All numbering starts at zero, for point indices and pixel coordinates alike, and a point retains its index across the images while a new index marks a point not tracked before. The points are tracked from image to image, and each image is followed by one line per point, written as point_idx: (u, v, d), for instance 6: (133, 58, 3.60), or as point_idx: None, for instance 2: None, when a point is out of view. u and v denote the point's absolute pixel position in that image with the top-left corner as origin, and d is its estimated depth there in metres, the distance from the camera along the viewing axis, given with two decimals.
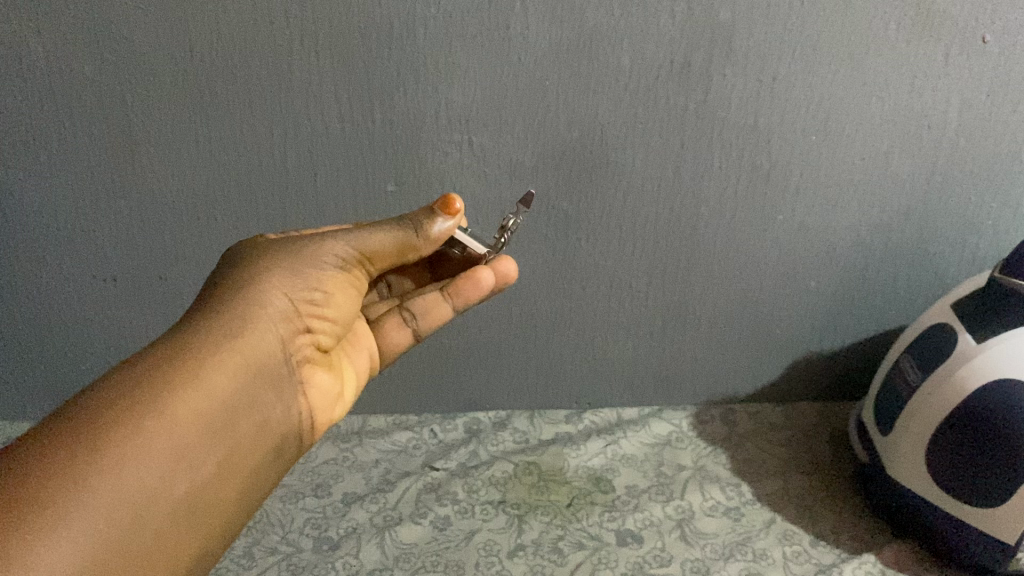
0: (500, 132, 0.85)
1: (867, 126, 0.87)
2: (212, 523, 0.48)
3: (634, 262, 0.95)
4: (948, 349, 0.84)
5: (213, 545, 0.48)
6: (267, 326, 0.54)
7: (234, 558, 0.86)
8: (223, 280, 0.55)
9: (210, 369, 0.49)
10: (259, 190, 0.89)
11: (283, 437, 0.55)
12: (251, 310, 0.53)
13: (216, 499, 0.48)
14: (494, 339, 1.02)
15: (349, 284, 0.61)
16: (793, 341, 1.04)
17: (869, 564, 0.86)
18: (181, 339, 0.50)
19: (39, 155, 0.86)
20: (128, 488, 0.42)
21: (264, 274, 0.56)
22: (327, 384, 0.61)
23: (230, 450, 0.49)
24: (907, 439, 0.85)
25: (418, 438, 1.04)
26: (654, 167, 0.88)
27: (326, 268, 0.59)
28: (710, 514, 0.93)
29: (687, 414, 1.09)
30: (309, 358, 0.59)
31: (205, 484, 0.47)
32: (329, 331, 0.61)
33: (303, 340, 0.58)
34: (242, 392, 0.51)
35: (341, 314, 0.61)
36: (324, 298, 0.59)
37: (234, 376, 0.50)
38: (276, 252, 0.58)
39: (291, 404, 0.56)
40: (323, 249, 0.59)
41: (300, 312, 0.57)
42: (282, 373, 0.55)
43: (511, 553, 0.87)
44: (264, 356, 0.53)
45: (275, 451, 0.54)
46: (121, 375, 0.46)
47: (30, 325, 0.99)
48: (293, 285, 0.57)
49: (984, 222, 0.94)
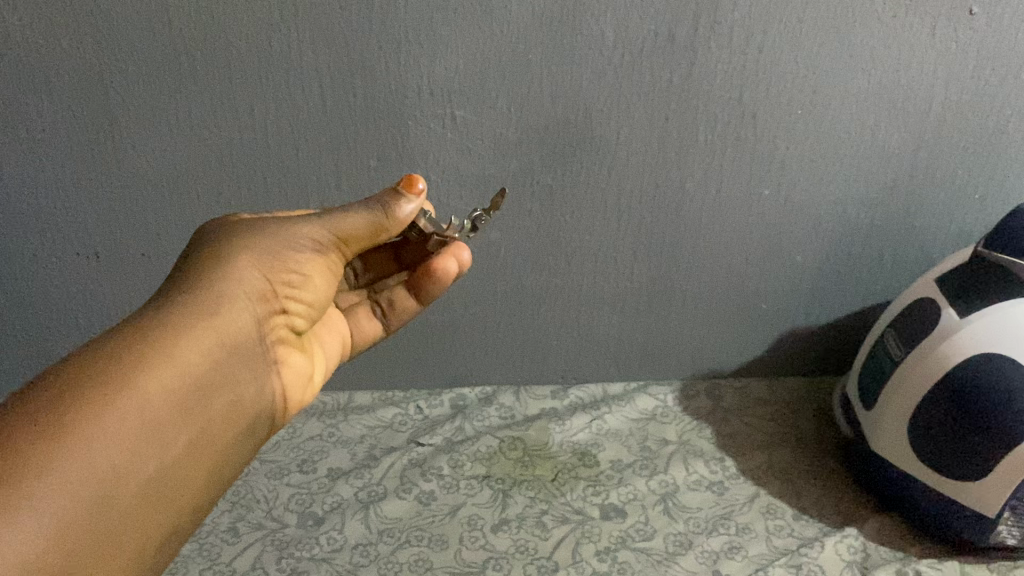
0: (484, 105, 0.85)
1: (854, 100, 0.86)
2: (184, 501, 0.48)
3: (618, 236, 0.95)
4: (931, 323, 0.84)
5: (185, 525, 0.48)
6: (242, 306, 0.54)
7: (218, 533, 0.86)
8: (197, 258, 0.54)
9: (183, 347, 0.49)
10: (240, 165, 0.88)
11: (256, 415, 0.55)
12: (224, 288, 0.53)
13: (188, 478, 0.48)
14: (480, 314, 1.01)
15: (328, 266, 0.61)
16: (780, 315, 1.04)
17: (851, 537, 0.87)
18: (155, 315, 0.49)
19: (18, 132, 0.85)
20: (100, 465, 0.42)
21: (239, 252, 0.55)
22: (299, 363, 0.61)
23: (203, 428, 0.49)
24: (890, 414, 0.85)
25: (403, 414, 1.04)
26: (638, 141, 0.88)
27: (304, 250, 0.58)
28: (694, 489, 0.93)
29: (673, 389, 1.09)
30: (282, 339, 0.59)
31: (176, 462, 0.47)
32: (305, 314, 0.61)
33: (277, 320, 0.58)
34: (216, 371, 0.50)
35: (316, 296, 0.61)
36: (300, 280, 0.58)
37: (209, 354, 0.50)
38: (251, 231, 0.57)
39: (265, 382, 0.56)
40: (300, 230, 0.58)
41: (274, 291, 0.56)
42: (255, 352, 0.55)
43: (496, 527, 0.87)
44: (237, 334, 0.53)
45: (249, 430, 0.54)
46: (93, 351, 0.46)
47: (13, 302, 0.99)
48: (267, 265, 0.56)
49: (972, 196, 0.94)
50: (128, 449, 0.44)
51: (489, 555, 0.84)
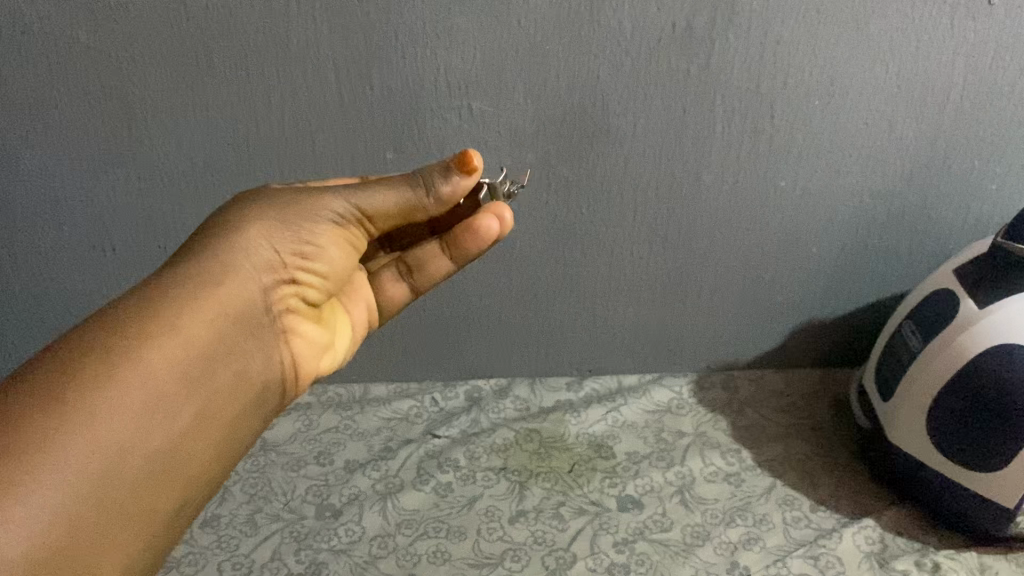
0: (501, 97, 0.84)
1: (871, 91, 0.86)
2: (193, 473, 0.47)
3: (634, 228, 0.95)
4: (949, 314, 0.84)
5: (195, 499, 0.48)
6: (248, 277, 0.53)
7: (237, 525, 0.87)
8: (206, 229, 0.54)
9: (188, 318, 0.48)
10: (257, 158, 0.88)
11: (266, 386, 0.54)
12: (231, 258, 0.52)
13: (196, 451, 0.47)
14: (495, 306, 1.01)
15: (344, 238, 0.60)
16: (795, 307, 1.04)
17: (869, 528, 0.87)
18: (158, 286, 0.49)
19: (35, 124, 0.85)
20: (103, 439, 0.42)
21: (250, 222, 0.55)
22: (313, 334, 0.60)
23: (210, 400, 0.48)
24: (908, 406, 0.85)
25: (419, 406, 1.04)
26: (655, 132, 0.88)
27: (322, 222, 0.58)
28: (710, 480, 0.93)
29: (688, 381, 1.09)
30: (295, 309, 0.58)
31: (184, 433, 0.46)
32: (319, 286, 0.60)
33: (289, 291, 0.57)
34: (221, 342, 0.50)
35: (331, 268, 0.60)
36: (315, 251, 0.58)
37: (212, 325, 0.49)
38: (262, 203, 0.56)
39: (274, 353, 0.55)
40: (319, 203, 0.58)
41: (285, 262, 0.56)
42: (264, 323, 0.54)
43: (513, 518, 0.88)
44: (244, 304, 0.52)
45: (259, 400, 0.53)
46: (98, 325, 0.45)
47: (30, 294, 0.99)
48: (280, 235, 0.55)
49: (990, 186, 0.94)
50: (130, 422, 0.43)
51: (506, 546, 0.84)
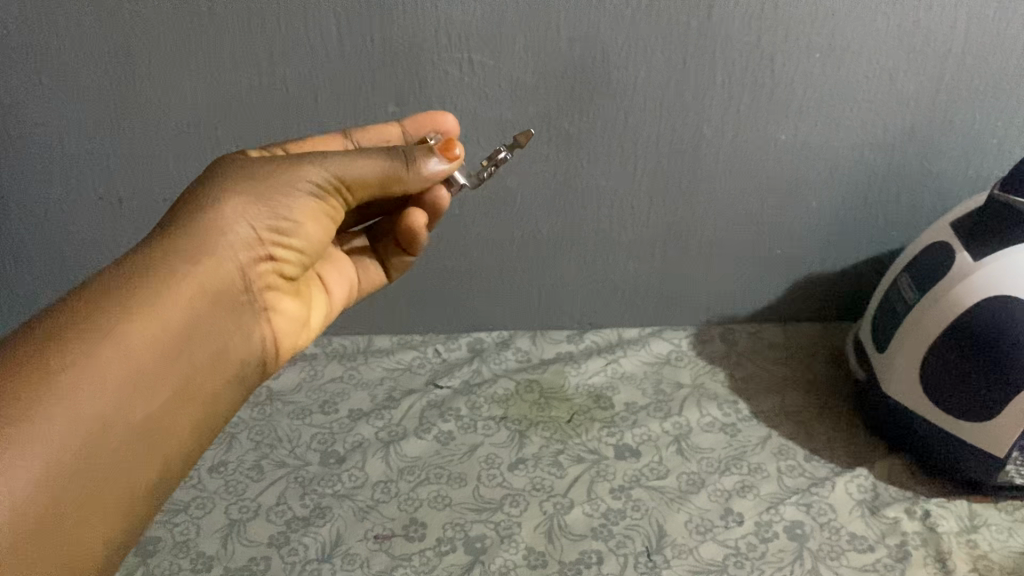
0: (501, 49, 0.85)
1: (872, 44, 0.86)
2: (171, 447, 0.50)
3: (635, 180, 0.96)
4: (945, 266, 0.85)
5: (175, 470, 0.50)
6: (228, 254, 0.54)
7: (243, 470, 0.89)
8: (186, 205, 0.55)
9: (164, 294, 0.50)
10: (260, 110, 0.89)
11: (242, 363, 0.56)
12: (208, 237, 0.53)
13: (176, 423, 0.50)
14: (497, 258, 1.02)
15: (323, 212, 0.59)
16: (795, 261, 1.04)
17: (861, 477, 0.88)
18: (137, 261, 0.51)
19: (40, 75, 0.86)
20: (84, 413, 0.44)
21: (226, 198, 0.55)
22: (290, 310, 0.61)
23: (187, 376, 0.51)
24: (902, 357, 0.87)
25: (422, 357, 1.06)
26: (655, 85, 0.88)
27: (299, 194, 0.57)
28: (707, 430, 0.95)
29: (687, 333, 1.10)
30: (274, 285, 0.59)
31: (162, 408, 0.49)
32: (295, 260, 0.60)
33: (268, 267, 0.58)
34: (197, 321, 0.52)
35: (308, 243, 0.59)
36: (292, 226, 0.57)
37: (189, 304, 0.51)
38: (241, 178, 0.56)
39: (252, 330, 0.57)
40: (298, 175, 0.57)
41: (262, 238, 0.56)
42: (242, 301, 0.56)
43: (513, 465, 0.90)
44: (223, 282, 0.54)
45: (237, 376, 0.55)
46: (79, 300, 0.48)
47: (38, 245, 1.00)
48: (259, 211, 0.55)
49: (991, 140, 0.94)
50: (110, 396, 0.46)
51: (505, 492, 0.87)
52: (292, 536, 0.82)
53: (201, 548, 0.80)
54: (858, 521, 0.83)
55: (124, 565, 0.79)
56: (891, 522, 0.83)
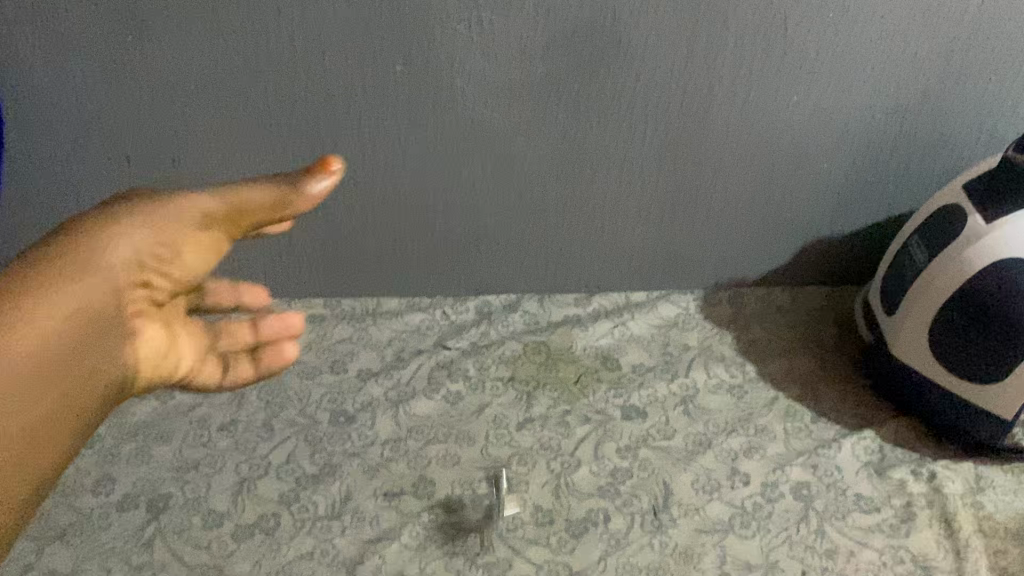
0: (511, 8, 0.84)
1: (887, 3, 0.85)
2: (41, 457, 0.50)
3: (644, 142, 0.95)
4: (954, 228, 0.84)
5: (45, 485, 0.51)
6: (109, 277, 0.53)
7: (253, 429, 0.90)
8: (90, 215, 0.55)
9: (34, 307, 0.50)
10: (268, 69, 0.88)
11: (117, 384, 0.55)
12: (87, 257, 0.53)
13: (42, 437, 0.50)
14: (506, 220, 1.02)
15: (199, 241, 0.57)
16: (805, 224, 1.04)
17: (868, 438, 0.89)
18: (12, 277, 0.50)
19: (45, 33, 0.85)
20: None
21: (110, 222, 0.54)
22: (159, 342, 0.58)
23: (55, 393, 0.51)
24: (910, 320, 0.86)
25: (430, 319, 1.06)
26: (666, 45, 0.87)
27: (179, 219, 0.56)
28: (714, 392, 0.95)
29: (695, 296, 1.09)
30: (146, 313, 0.57)
31: (26, 424, 0.49)
32: (170, 287, 0.59)
33: (141, 295, 0.56)
34: (71, 339, 0.51)
35: (188, 272, 0.58)
36: (171, 254, 0.56)
37: (67, 320, 0.51)
38: (139, 202, 0.56)
39: (126, 356, 0.55)
40: (180, 201, 0.56)
41: (145, 264, 0.55)
42: (120, 324, 0.55)
43: (520, 425, 0.90)
44: (104, 304, 0.53)
45: (114, 393, 0.55)
46: None
47: (44, 207, 0.99)
48: (150, 236, 0.55)
49: (1004, 102, 0.93)
50: None
51: (513, 451, 0.87)
52: (303, 493, 0.83)
53: (212, 505, 0.81)
54: (864, 482, 0.84)
55: (137, 521, 0.80)
56: (897, 484, 0.84)
